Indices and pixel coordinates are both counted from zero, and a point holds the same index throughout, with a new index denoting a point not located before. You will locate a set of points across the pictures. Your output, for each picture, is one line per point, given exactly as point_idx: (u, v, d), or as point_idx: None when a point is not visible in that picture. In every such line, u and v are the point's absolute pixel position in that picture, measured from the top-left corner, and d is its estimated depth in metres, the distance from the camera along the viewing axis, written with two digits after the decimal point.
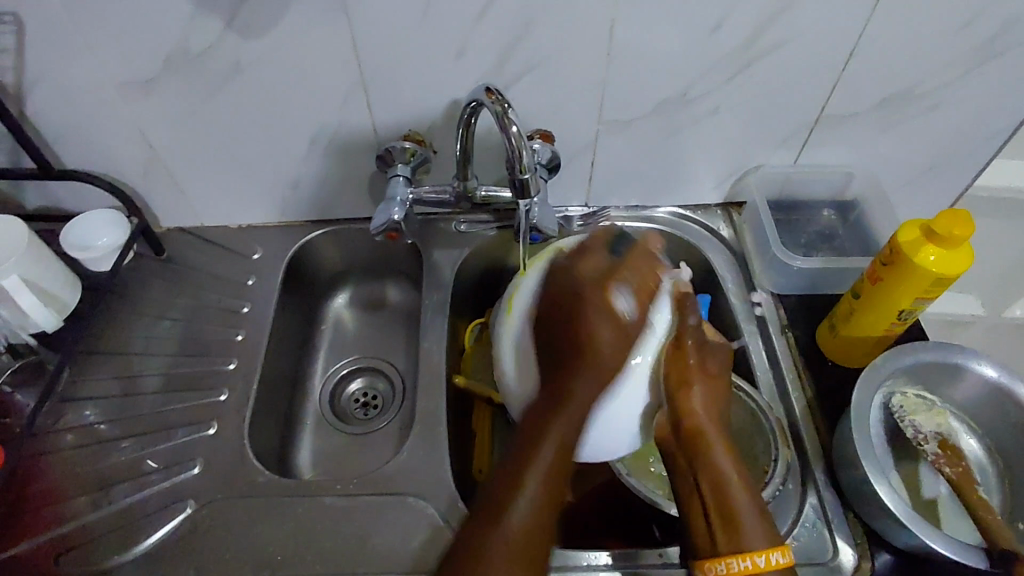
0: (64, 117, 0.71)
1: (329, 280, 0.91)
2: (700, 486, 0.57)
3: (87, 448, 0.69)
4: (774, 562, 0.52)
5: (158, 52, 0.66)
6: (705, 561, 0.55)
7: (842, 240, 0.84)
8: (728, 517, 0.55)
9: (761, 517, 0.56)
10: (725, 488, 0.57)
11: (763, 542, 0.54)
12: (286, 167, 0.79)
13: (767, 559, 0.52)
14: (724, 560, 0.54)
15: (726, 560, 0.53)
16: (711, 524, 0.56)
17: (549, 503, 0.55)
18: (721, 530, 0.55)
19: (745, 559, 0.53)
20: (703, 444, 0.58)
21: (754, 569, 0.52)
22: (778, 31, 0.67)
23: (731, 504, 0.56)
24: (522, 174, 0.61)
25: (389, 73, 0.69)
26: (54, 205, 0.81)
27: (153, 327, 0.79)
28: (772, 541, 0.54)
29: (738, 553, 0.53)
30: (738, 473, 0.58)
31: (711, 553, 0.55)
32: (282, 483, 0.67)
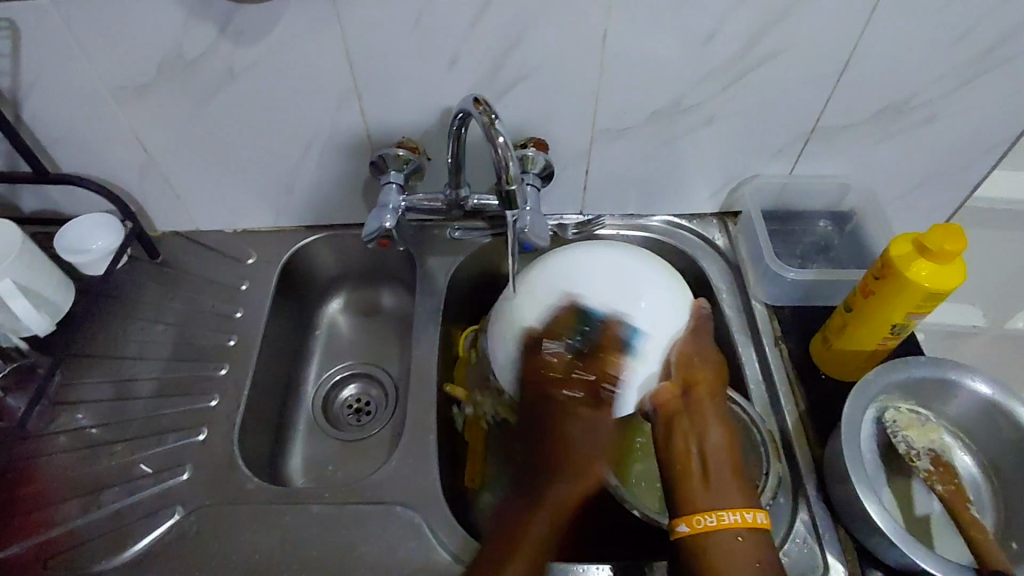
0: (59, 122, 0.71)
1: (324, 286, 0.91)
2: (693, 453, 0.59)
3: (78, 452, 0.69)
4: (760, 520, 0.55)
5: (152, 58, 0.66)
6: (691, 515, 0.56)
7: (838, 251, 0.84)
8: (721, 476, 0.57)
9: (743, 479, 0.58)
10: (716, 447, 0.58)
11: (742, 502, 0.56)
12: (280, 173, 0.79)
13: (752, 517, 0.55)
14: (715, 513, 0.55)
15: (717, 513, 0.55)
16: (701, 479, 0.57)
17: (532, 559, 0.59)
18: (708, 489, 0.57)
19: (733, 513, 0.55)
20: (700, 409, 0.61)
21: (744, 522, 0.54)
22: (772, 42, 0.67)
23: (721, 464, 0.58)
24: (510, 183, 0.60)
25: (382, 81, 0.69)
26: (50, 208, 0.81)
27: (147, 331, 0.79)
28: (755, 501, 0.56)
29: (728, 508, 0.55)
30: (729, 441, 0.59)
31: (700, 506, 0.56)
32: (270, 490, 0.67)
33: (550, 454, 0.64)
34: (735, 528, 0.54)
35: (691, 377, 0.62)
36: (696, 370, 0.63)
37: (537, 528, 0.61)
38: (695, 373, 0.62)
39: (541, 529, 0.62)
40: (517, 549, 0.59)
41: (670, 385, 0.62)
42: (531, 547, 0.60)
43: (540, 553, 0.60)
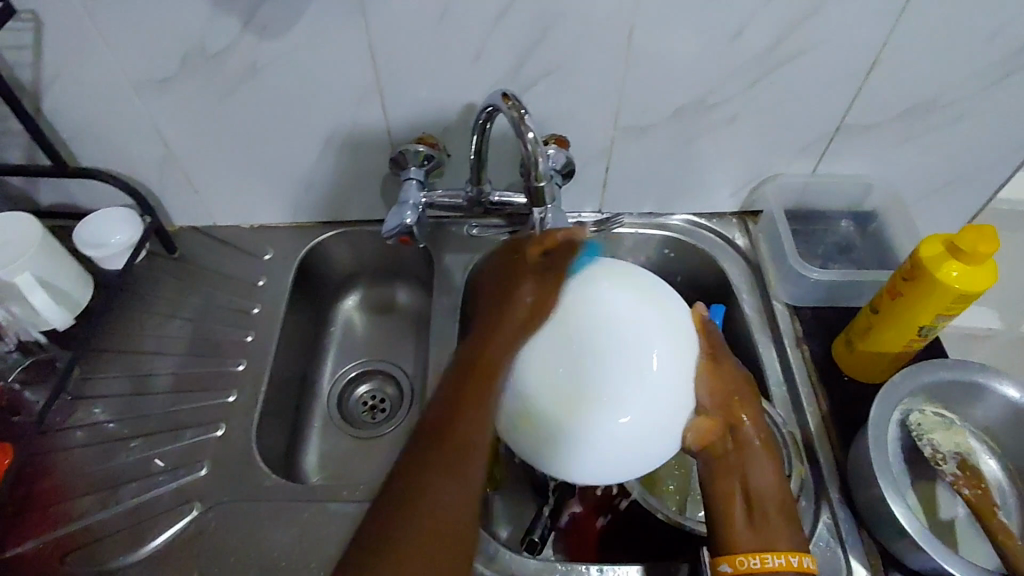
0: (80, 115, 0.71)
1: (339, 282, 0.91)
2: (742, 493, 0.58)
3: (95, 446, 0.69)
4: (806, 565, 0.55)
5: (174, 51, 0.65)
6: (735, 555, 0.56)
7: (860, 252, 0.83)
8: (767, 520, 0.57)
9: (789, 519, 0.58)
10: (762, 491, 0.58)
11: (789, 546, 0.56)
12: (299, 169, 0.79)
13: (798, 560, 0.55)
14: (761, 556, 0.55)
15: (761, 555, 0.55)
16: (747, 523, 0.57)
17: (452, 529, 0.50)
18: (752, 529, 0.57)
19: (779, 557, 0.55)
20: (748, 450, 0.59)
21: (789, 567, 0.54)
22: (799, 40, 0.66)
23: (768, 509, 0.58)
24: (538, 180, 0.59)
25: (403, 76, 0.69)
26: (68, 201, 0.81)
27: (163, 326, 0.79)
28: (798, 544, 0.56)
29: (772, 551, 0.55)
30: (778, 482, 0.59)
31: (744, 547, 0.56)
32: (288, 487, 0.66)
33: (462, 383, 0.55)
34: (781, 573, 0.54)
35: (728, 411, 0.58)
36: (736, 403, 0.58)
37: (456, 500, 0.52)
38: (735, 408, 0.58)
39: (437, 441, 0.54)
40: (462, 473, 0.52)
41: (707, 420, 0.56)
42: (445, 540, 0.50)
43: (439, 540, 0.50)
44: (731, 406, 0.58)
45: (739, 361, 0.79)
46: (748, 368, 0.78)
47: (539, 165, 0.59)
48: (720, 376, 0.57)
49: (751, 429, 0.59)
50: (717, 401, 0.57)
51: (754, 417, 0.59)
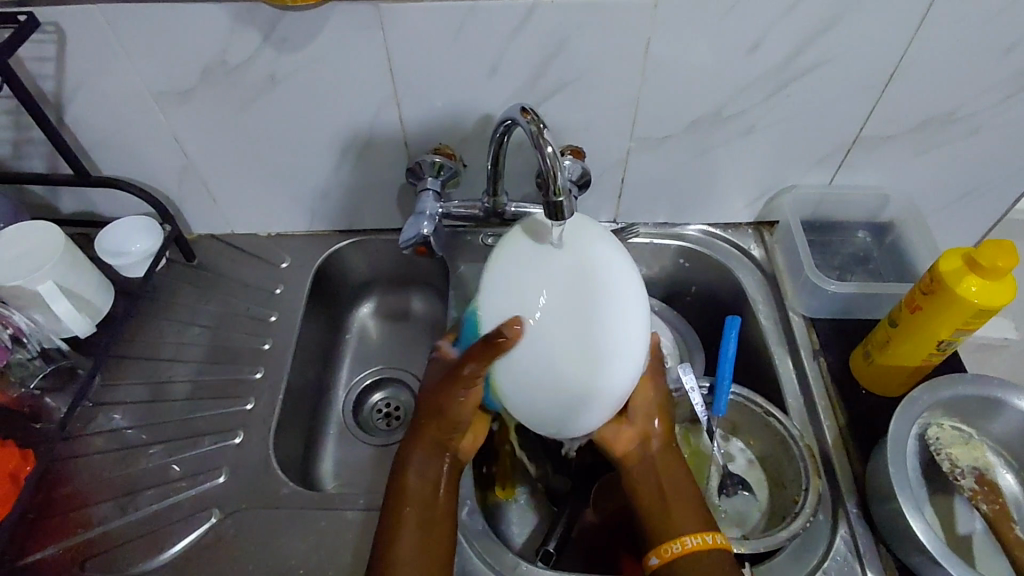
0: (103, 125, 0.72)
1: (355, 290, 0.92)
2: (661, 486, 0.60)
3: (114, 452, 0.70)
4: (720, 541, 0.57)
5: (195, 63, 0.66)
6: (661, 546, 0.58)
7: (877, 264, 0.83)
8: (680, 506, 0.60)
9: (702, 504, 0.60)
10: (673, 490, 0.60)
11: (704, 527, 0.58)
12: (316, 178, 0.80)
13: (713, 538, 0.57)
14: (679, 540, 0.57)
15: (681, 539, 0.57)
16: (665, 515, 0.59)
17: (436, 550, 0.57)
18: (678, 516, 0.59)
19: (695, 537, 0.57)
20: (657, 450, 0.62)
21: (706, 545, 0.57)
22: (816, 53, 0.66)
23: (681, 495, 0.60)
24: (557, 194, 0.51)
25: (421, 88, 0.69)
26: (89, 210, 0.82)
27: (182, 333, 0.80)
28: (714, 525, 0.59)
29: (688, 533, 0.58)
30: (686, 471, 0.62)
31: (667, 536, 0.58)
32: (304, 495, 0.67)
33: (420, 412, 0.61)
34: (699, 551, 0.56)
35: (641, 421, 0.61)
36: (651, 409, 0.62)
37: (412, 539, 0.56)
38: (648, 418, 0.62)
39: (414, 491, 0.59)
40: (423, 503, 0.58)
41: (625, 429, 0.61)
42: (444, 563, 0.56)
43: (424, 555, 0.56)
44: (638, 411, 0.61)
45: (754, 373, 0.79)
46: (763, 380, 0.78)
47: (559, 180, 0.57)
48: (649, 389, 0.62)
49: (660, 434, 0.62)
50: (639, 409, 0.61)
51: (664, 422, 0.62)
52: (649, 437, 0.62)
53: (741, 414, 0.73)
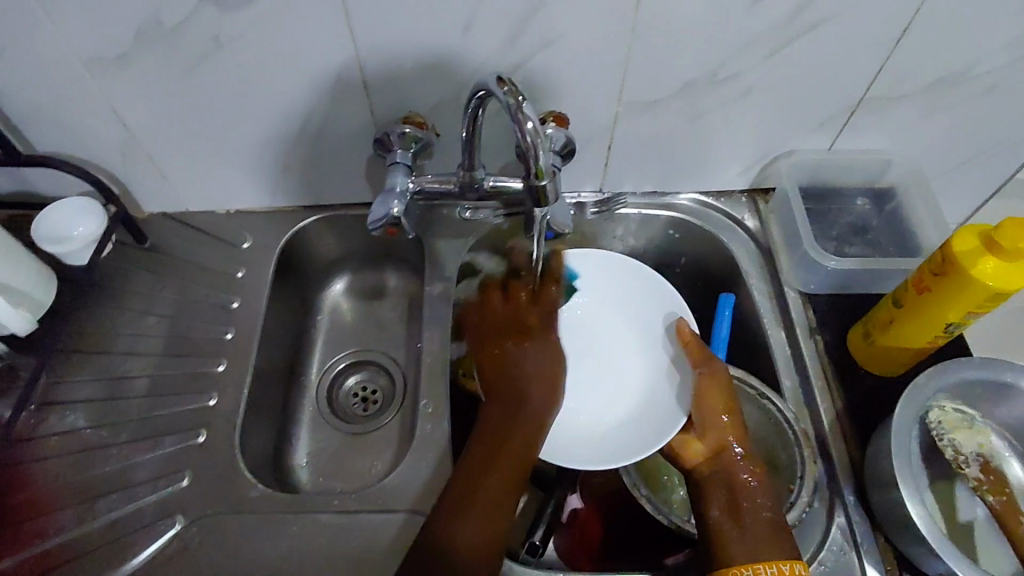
0: (27, 96, 0.64)
1: (324, 268, 0.86)
2: (737, 507, 0.58)
3: (68, 456, 0.65)
4: (798, 572, 0.53)
5: (126, 24, 0.58)
6: (726, 569, 0.54)
7: (876, 233, 0.78)
8: (754, 523, 0.57)
9: (779, 529, 0.56)
10: (748, 516, 0.57)
11: (778, 553, 0.54)
12: (274, 149, 0.73)
13: (790, 568, 0.53)
14: (750, 566, 0.54)
15: (753, 566, 0.54)
16: (733, 528, 0.57)
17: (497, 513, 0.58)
18: (742, 541, 0.56)
19: (771, 566, 0.53)
20: (728, 456, 0.60)
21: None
22: (823, 7, 0.60)
23: (753, 516, 0.57)
24: (539, 178, 0.51)
25: (385, 49, 0.62)
26: (25, 190, 0.74)
27: (137, 323, 0.74)
28: (793, 554, 0.55)
29: (762, 562, 0.54)
30: (764, 488, 0.59)
31: (738, 559, 0.55)
32: (276, 497, 0.63)
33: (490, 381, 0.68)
34: None
35: (715, 436, 0.62)
36: (722, 416, 0.62)
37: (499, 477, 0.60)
38: (719, 428, 0.62)
39: (480, 452, 0.62)
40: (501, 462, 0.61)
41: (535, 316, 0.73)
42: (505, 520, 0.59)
43: (492, 501, 0.59)
44: (708, 425, 0.63)
45: (747, 351, 0.75)
46: (755, 358, 0.74)
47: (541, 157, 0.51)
48: (710, 387, 0.64)
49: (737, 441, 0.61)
50: (709, 419, 0.63)
51: (736, 436, 0.61)
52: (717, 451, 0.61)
53: (733, 395, 0.70)
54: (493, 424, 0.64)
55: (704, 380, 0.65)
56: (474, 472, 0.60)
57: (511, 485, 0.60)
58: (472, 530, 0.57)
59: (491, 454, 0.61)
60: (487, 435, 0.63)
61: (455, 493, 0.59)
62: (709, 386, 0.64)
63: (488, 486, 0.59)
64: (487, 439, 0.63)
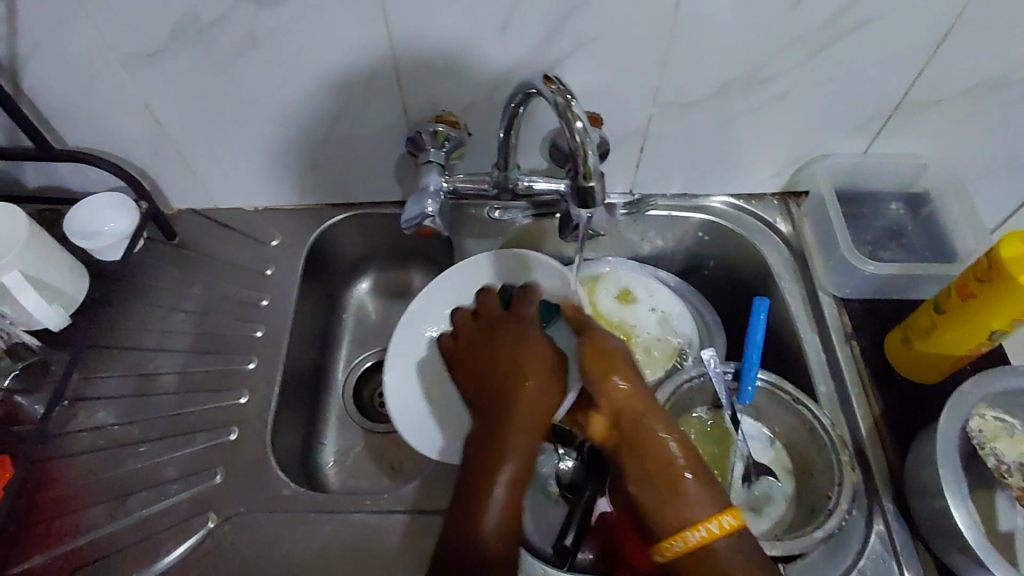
0: (62, 90, 0.64)
1: (350, 267, 0.85)
2: (654, 470, 0.53)
3: (99, 453, 0.65)
4: (727, 526, 0.50)
5: (164, 20, 0.58)
6: (661, 542, 0.51)
7: (912, 238, 0.76)
8: (683, 486, 0.52)
9: (706, 485, 0.52)
10: (681, 479, 0.52)
11: (704, 513, 0.51)
12: (306, 147, 0.72)
13: (718, 526, 0.50)
14: (680, 535, 0.51)
15: (682, 534, 0.51)
16: (668, 492, 0.52)
17: (514, 510, 0.53)
18: (666, 501, 0.52)
19: (699, 529, 0.50)
20: (645, 416, 0.55)
21: (716, 534, 0.50)
22: (866, 8, 0.59)
23: (676, 474, 0.53)
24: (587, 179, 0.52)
25: (421, 48, 0.62)
26: (56, 185, 0.74)
27: (166, 319, 0.74)
28: (719, 504, 0.52)
29: (689, 526, 0.51)
30: (677, 441, 0.54)
31: (669, 527, 0.51)
32: (308, 496, 0.63)
33: (488, 363, 0.60)
34: (702, 546, 0.50)
35: (612, 397, 0.55)
36: (609, 371, 0.56)
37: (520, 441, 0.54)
38: (609, 392, 0.56)
39: (517, 450, 0.54)
40: (501, 447, 0.54)
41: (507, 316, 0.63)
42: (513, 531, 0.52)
43: (508, 514, 0.52)
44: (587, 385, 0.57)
45: (779, 355, 0.75)
46: (787, 362, 0.73)
47: (590, 158, 0.51)
48: (595, 343, 0.57)
49: (625, 399, 0.55)
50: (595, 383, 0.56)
51: (625, 378, 0.56)
52: (617, 412, 0.55)
53: (767, 399, 0.69)
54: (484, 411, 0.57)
55: (538, 347, 0.59)
56: (478, 469, 0.53)
57: (524, 472, 0.54)
58: (491, 532, 0.51)
59: (496, 453, 0.54)
60: (489, 401, 0.58)
61: (479, 467, 0.54)
62: (592, 349, 0.57)
63: (507, 493, 0.53)
64: (484, 450, 0.54)
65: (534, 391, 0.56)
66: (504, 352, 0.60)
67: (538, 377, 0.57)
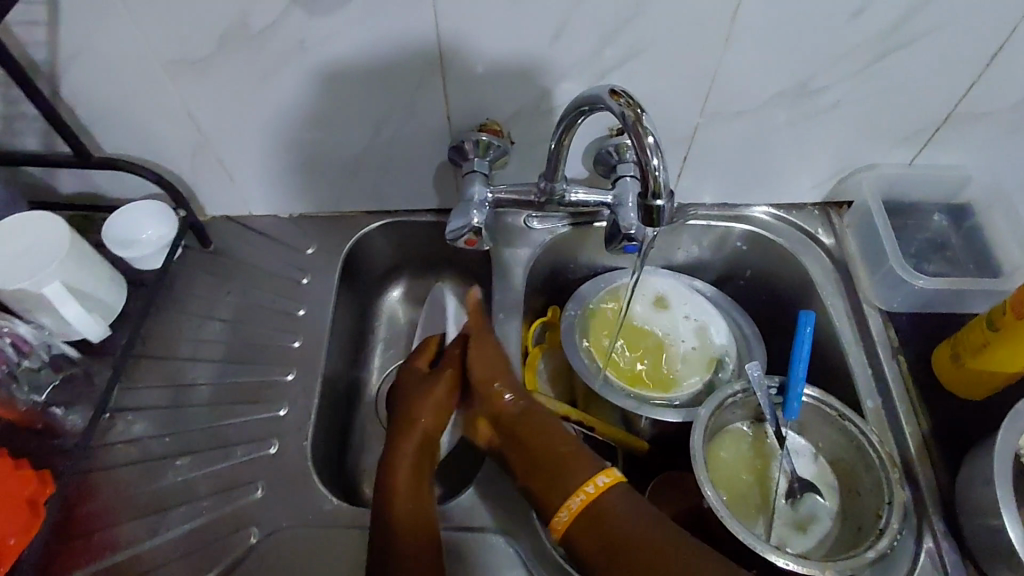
0: (103, 97, 0.63)
1: (383, 274, 0.85)
2: (537, 453, 0.58)
3: (138, 465, 0.64)
4: (603, 483, 0.54)
5: (210, 27, 0.57)
6: (554, 518, 0.55)
7: (956, 251, 0.76)
8: (539, 467, 0.57)
9: (573, 457, 0.57)
10: (534, 458, 0.57)
11: (582, 478, 0.55)
12: (344, 155, 0.72)
13: (593, 486, 0.54)
14: (564, 505, 0.54)
15: (567, 503, 0.54)
16: (548, 470, 0.56)
17: (422, 526, 0.55)
18: (557, 477, 0.56)
19: (577, 494, 0.54)
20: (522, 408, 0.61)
21: (587, 498, 0.54)
22: (922, 20, 0.58)
23: (545, 456, 0.57)
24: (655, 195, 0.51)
25: (469, 56, 0.61)
26: (91, 192, 0.73)
27: (202, 329, 0.73)
28: (596, 470, 0.56)
29: (571, 494, 0.54)
30: (534, 425, 0.59)
31: (556, 500, 0.55)
32: (349, 511, 0.62)
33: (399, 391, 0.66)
34: (583, 509, 0.53)
35: (490, 402, 0.62)
36: (494, 381, 0.62)
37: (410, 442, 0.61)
38: (488, 393, 0.62)
39: (406, 460, 0.59)
40: (409, 459, 0.59)
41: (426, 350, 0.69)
42: (426, 533, 0.55)
43: (416, 513, 0.56)
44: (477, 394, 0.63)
45: (821, 368, 0.74)
46: (830, 376, 0.73)
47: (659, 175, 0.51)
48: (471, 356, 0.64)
49: (512, 403, 0.61)
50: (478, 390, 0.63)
51: (489, 380, 0.62)
52: (497, 416, 0.61)
53: (812, 415, 0.68)
54: (400, 429, 0.62)
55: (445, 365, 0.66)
56: (384, 481, 0.58)
57: (418, 476, 0.59)
58: (400, 537, 0.54)
59: (406, 460, 0.59)
60: (404, 412, 0.63)
61: (386, 461, 0.60)
62: (478, 360, 0.64)
63: (404, 494, 0.57)
64: (391, 451, 0.60)
65: (431, 405, 0.63)
66: (410, 382, 0.66)
67: (427, 394, 0.64)
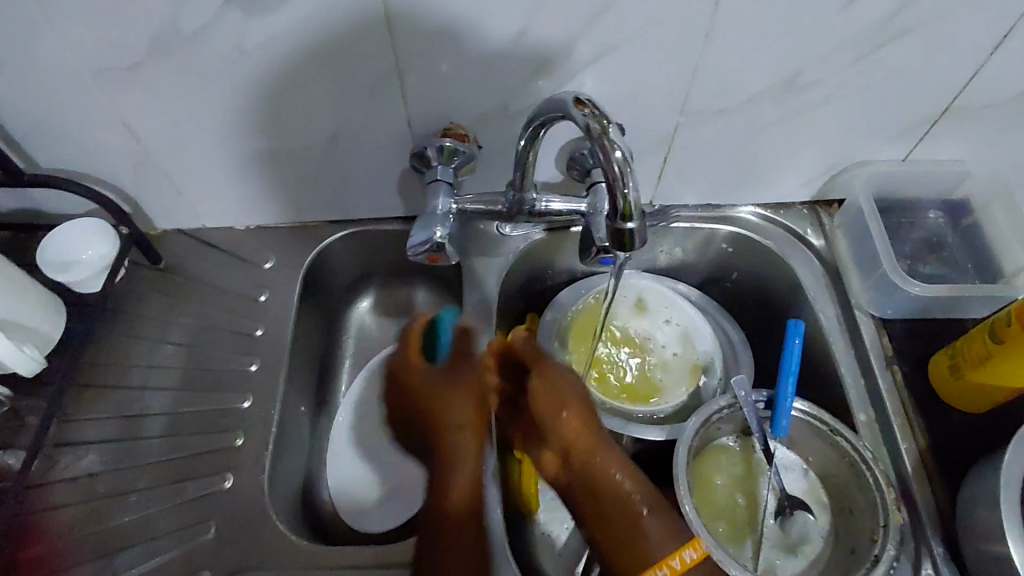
0: (31, 109, 0.58)
1: (350, 286, 0.80)
2: (616, 493, 0.56)
3: (83, 506, 0.60)
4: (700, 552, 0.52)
5: (140, 29, 0.52)
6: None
7: (953, 250, 0.72)
8: (628, 519, 0.55)
9: (662, 512, 0.55)
10: (619, 505, 0.55)
11: (667, 540, 0.53)
12: (301, 163, 0.67)
13: (682, 561, 0.52)
14: (658, 568, 0.52)
15: (663, 567, 0.52)
16: (635, 525, 0.54)
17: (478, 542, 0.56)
18: (642, 540, 0.54)
19: (674, 559, 0.52)
20: (598, 460, 0.57)
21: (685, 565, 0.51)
22: (920, 9, 0.53)
23: (628, 505, 0.55)
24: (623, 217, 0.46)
25: (428, 56, 0.56)
26: (29, 209, 0.68)
27: (153, 354, 0.68)
28: (685, 532, 0.53)
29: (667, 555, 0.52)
30: (620, 468, 0.56)
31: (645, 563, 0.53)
32: (310, 550, 0.58)
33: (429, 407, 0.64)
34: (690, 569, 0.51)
35: (557, 434, 0.59)
36: (559, 409, 0.59)
37: (470, 469, 0.59)
38: (555, 425, 0.59)
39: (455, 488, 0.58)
40: (456, 480, 0.59)
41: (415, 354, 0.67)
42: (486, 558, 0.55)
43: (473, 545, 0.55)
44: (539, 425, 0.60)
45: (812, 379, 0.70)
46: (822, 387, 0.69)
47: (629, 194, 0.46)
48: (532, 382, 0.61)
49: (589, 448, 0.57)
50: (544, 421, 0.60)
51: (552, 407, 0.59)
52: (569, 452, 0.58)
53: (801, 429, 0.64)
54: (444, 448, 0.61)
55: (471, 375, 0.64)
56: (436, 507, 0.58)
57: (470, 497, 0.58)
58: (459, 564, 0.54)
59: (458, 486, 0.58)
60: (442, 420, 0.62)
61: (439, 496, 0.58)
62: (547, 391, 0.60)
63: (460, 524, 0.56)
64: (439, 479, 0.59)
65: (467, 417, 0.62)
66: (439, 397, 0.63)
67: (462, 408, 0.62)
